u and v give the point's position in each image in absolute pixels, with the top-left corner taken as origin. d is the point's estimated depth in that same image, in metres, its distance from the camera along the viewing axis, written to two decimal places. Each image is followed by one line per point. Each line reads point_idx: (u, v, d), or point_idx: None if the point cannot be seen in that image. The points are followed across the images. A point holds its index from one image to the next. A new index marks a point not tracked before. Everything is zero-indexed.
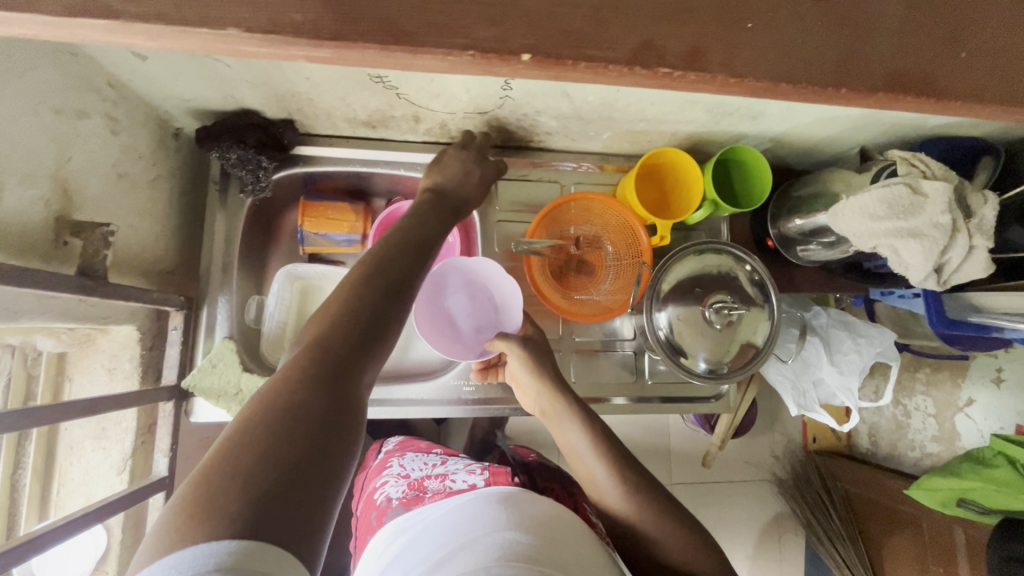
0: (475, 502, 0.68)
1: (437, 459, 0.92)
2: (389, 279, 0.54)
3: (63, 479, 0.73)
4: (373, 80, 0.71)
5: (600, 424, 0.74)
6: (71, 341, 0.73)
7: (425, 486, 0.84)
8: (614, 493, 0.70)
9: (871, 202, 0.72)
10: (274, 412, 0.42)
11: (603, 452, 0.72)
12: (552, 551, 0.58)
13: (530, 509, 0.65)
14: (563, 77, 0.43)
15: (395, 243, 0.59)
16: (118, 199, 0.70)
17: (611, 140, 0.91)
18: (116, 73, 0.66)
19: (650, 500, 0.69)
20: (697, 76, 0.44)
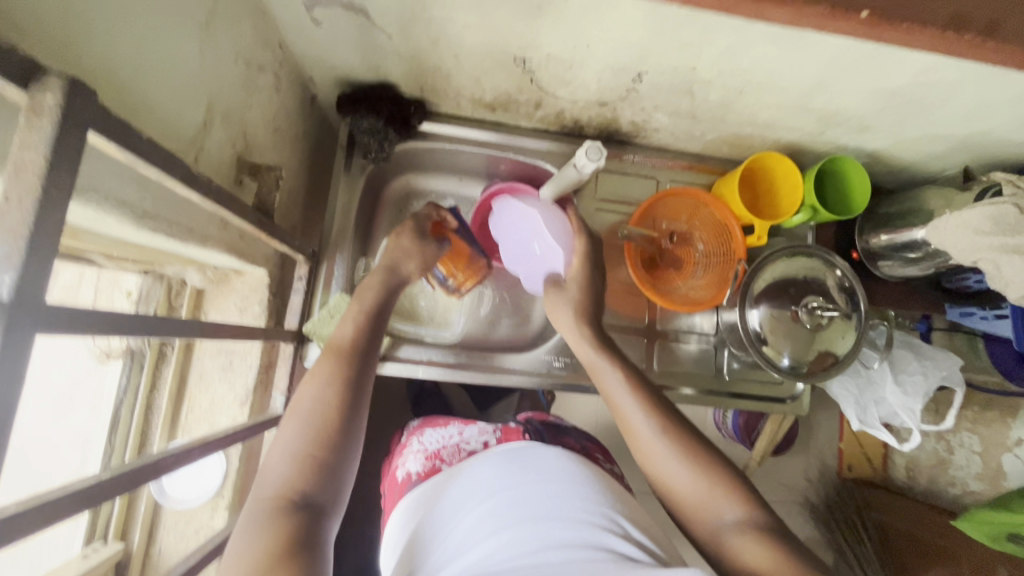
0: (500, 464, 0.76)
1: (454, 429, 0.93)
2: (342, 398, 0.61)
3: (192, 405, 0.78)
4: (516, 63, 0.76)
5: (637, 372, 0.74)
6: (213, 278, 0.78)
7: (441, 455, 0.86)
8: (648, 432, 0.66)
9: (978, 218, 0.76)
10: (262, 537, 0.47)
11: (640, 391, 0.70)
12: (546, 505, 0.66)
13: (554, 464, 0.74)
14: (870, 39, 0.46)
15: (336, 350, 0.67)
16: (272, 150, 0.76)
17: (712, 142, 0.95)
18: (288, 34, 0.73)
19: (687, 442, 0.65)
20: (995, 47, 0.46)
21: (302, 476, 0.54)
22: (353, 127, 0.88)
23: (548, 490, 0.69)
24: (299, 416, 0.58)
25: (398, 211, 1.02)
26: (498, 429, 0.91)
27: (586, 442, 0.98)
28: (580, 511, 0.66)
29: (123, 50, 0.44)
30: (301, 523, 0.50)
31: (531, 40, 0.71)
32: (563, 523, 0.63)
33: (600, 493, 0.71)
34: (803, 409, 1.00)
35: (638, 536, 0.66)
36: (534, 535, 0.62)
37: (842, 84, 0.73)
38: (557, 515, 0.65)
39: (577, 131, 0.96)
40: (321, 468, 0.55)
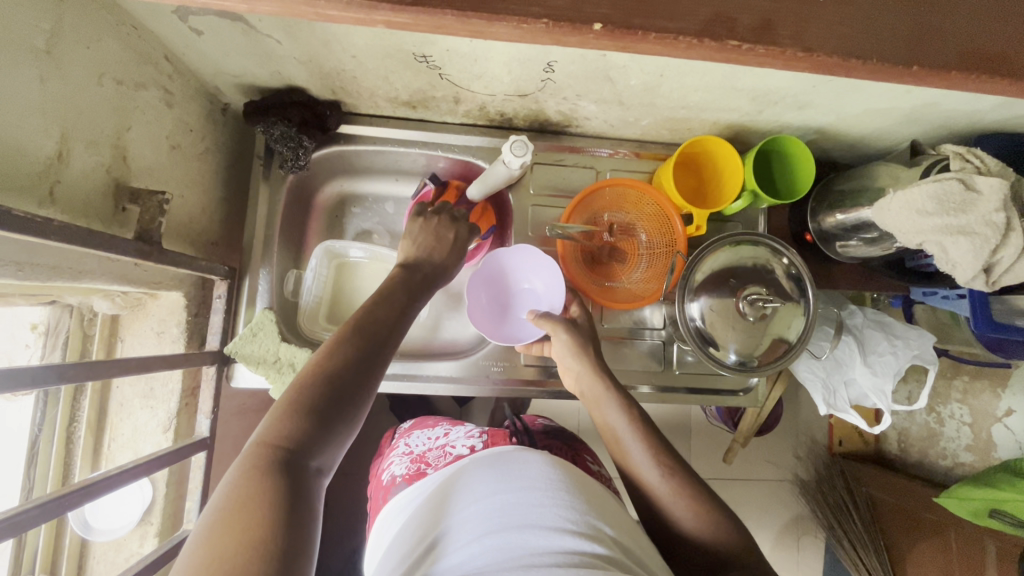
0: (486, 467, 0.71)
1: (441, 430, 0.92)
2: (356, 360, 0.58)
3: (114, 434, 0.77)
4: (417, 60, 0.71)
5: (640, 408, 0.74)
6: (124, 305, 0.76)
7: (426, 458, 0.85)
8: (651, 477, 0.68)
9: (920, 197, 0.70)
10: (252, 491, 0.45)
11: (644, 435, 0.71)
12: (530, 508, 0.62)
13: (541, 467, 0.69)
14: (633, 48, 0.45)
15: (366, 314, 0.64)
16: (169, 169, 0.73)
17: (650, 127, 0.90)
18: (173, 47, 0.69)
19: (688, 484, 0.67)
20: (767, 49, 0.46)
21: (307, 428, 0.51)
22: (266, 136, 0.84)
23: (532, 497, 0.63)
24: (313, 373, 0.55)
25: (334, 217, 0.99)
26: (484, 432, 0.88)
27: (575, 442, 0.96)
28: (565, 520, 0.61)
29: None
30: (298, 479, 0.48)
31: (424, 37, 0.66)
32: (547, 534, 0.58)
33: (579, 496, 0.66)
34: (759, 401, 0.97)
35: (615, 537, 0.62)
36: (521, 543, 0.57)
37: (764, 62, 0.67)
38: (542, 525, 0.60)
39: (507, 124, 0.92)
40: (327, 425, 0.53)
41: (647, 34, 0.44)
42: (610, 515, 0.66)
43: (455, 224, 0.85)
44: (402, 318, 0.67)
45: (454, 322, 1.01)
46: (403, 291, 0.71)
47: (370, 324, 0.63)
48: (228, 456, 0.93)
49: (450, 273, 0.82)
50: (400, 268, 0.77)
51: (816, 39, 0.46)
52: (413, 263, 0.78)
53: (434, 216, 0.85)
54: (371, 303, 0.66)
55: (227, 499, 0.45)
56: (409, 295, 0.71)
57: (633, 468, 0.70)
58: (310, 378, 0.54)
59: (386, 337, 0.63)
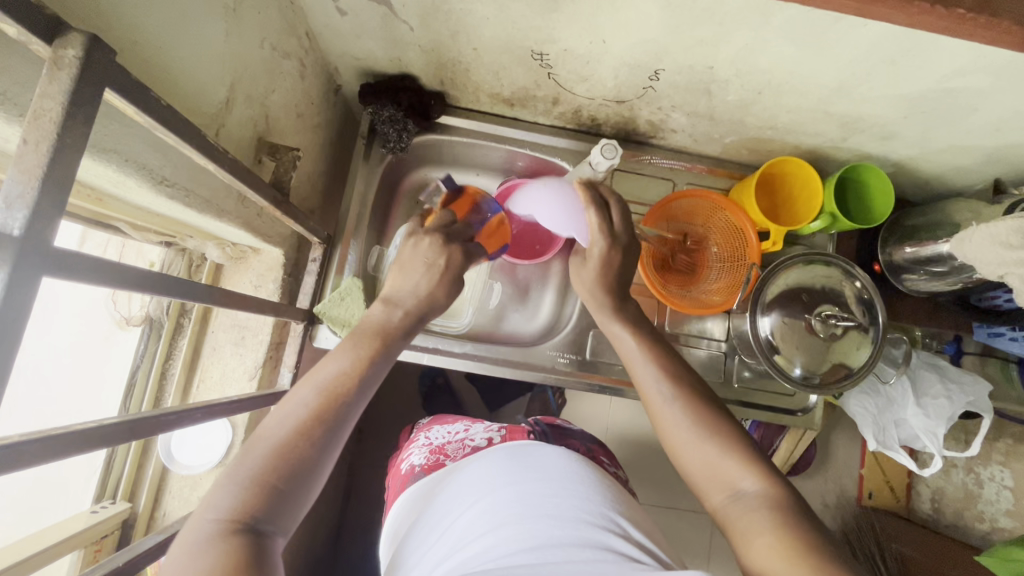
0: (502, 462, 0.72)
1: (461, 426, 0.91)
2: (314, 422, 0.54)
3: (203, 376, 0.80)
4: (533, 57, 0.77)
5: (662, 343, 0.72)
6: (231, 255, 0.80)
7: (445, 450, 0.84)
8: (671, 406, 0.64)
9: (1005, 231, 0.72)
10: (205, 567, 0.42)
11: (668, 370, 0.68)
12: (538, 504, 0.62)
13: (560, 463, 0.70)
14: (865, 10, 0.42)
15: (337, 377, 0.58)
16: (293, 134, 0.79)
17: (731, 146, 0.94)
18: (314, 25, 0.76)
19: (710, 416, 0.62)
20: (989, 21, 0.41)
21: (259, 499, 0.48)
22: (373, 117, 0.90)
23: (545, 491, 0.64)
24: (280, 433, 0.53)
25: (415, 202, 1.04)
26: (503, 428, 0.88)
27: (590, 443, 0.94)
28: (587, 513, 0.61)
29: (153, 27, 0.46)
30: (261, 549, 0.45)
31: (548, 34, 0.71)
32: (560, 527, 0.59)
33: (591, 488, 0.67)
34: (816, 423, 0.97)
35: (634, 537, 0.61)
36: (534, 536, 0.57)
37: (864, 88, 0.71)
38: (554, 517, 0.60)
39: (595, 130, 0.97)
40: (284, 496, 0.49)
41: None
42: (625, 510, 0.67)
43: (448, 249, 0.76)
44: (371, 375, 0.61)
45: (518, 316, 1.03)
46: (382, 351, 0.65)
47: (337, 383, 0.58)
48: None
49: (436, 311, 0.74)
50: (383, 312, 0.70)
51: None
52: (396, 297, 0.73)
53: (434, 233, 0.77)
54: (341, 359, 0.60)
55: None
56: (385, 356, 0.65)
57: (651, 403, 0.66)
58: (268, 456, 0.51)
59: (353, 394, 0.58)
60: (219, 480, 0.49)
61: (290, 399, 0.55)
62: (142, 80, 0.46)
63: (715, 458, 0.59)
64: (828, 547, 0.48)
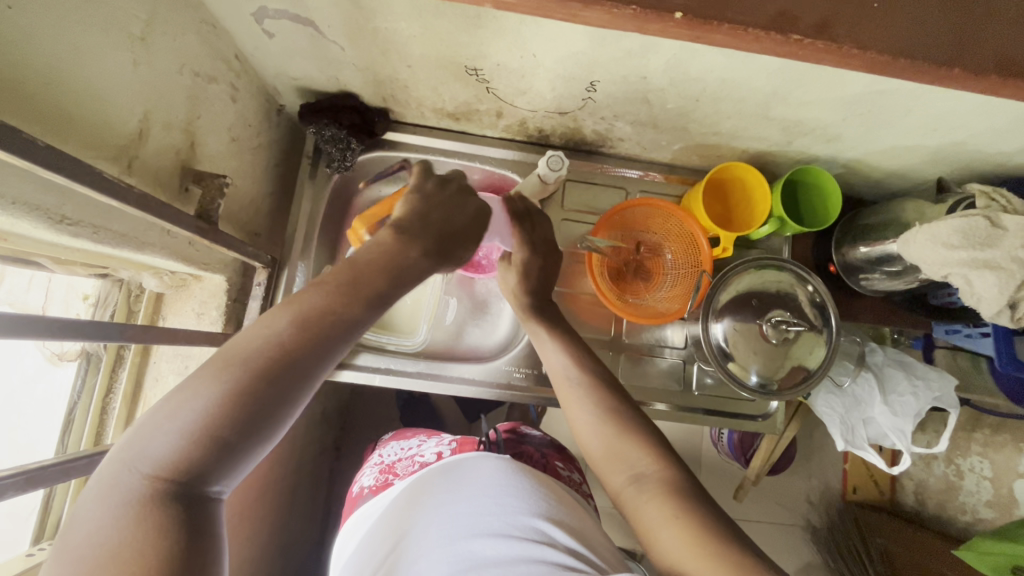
0: (435, 476, 0.71)
1: (415, 441, 0.91)
2: (271, 375, 0.48)
3: (146, 408, 0.78)
4: (468, 72, 0.76)
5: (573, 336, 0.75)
6: (171, 284, 0.79)
7: (394, 469, 0.84)
8: (581, 401, 0.67)
9: (947, 231, 0.72)
10: (135, 531, 0.42)
11: (582, 365, 0.71)
12: (471, 520, 0.61)
13: (497, 472, 0.69)
14: (705, 39, 0.46)
15: (311, 321, 0.51)
16: (228, 159, 0.77)
17: (681, 152, 0.94)
18: (243, 48, 0.75)
19: (615, 406, 0.65)
20: (826, 46, 0.46)
21: (203, 454, 0.46)
22: (317, 137, 0.89)
23: (481, 505, 0.63)
24: (225, 383, 0.47)
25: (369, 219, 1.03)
26: (453, 440, 0.87)
27: (545, 448, 0.93)
28: (518, 526, 0.61)
29: (39, 66, 0.45)
30: (188, 515, 0.44)
31: (478, 51, 0.71)
32: (491, 544, 0.58)
33: (529, 497, 0.66)
34: (778, 427, 0.97)
35: (573, 544, 0.61)
36: (463, 558, 0.57)
37: (798, 92, 0.71)
38: (486, 533, 0.60)
39: (545, 141, 0.96)
40: (230, 452, 0.47)
41: (720, 25, 0.45)
42: (568, 519, 0.66)
43: (446, 186, 0.66)
44: (352, 324, 0.54)
45: (476, 330, 1.01)
46: (375, 293, 0.55)
47: (308, 330, 0.51)
48: None
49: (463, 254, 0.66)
50: (391, 238, 0.59)
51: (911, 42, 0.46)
52: (406, 225, 0.60)
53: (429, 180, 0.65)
54: (315, 296, 0.52)
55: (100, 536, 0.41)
56: (377, 300, 0.56)
57: (563, 393, 0.70)
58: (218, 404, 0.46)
59: (326, 345, 0.52)
60: (156, 421, 0.46)
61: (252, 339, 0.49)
62: (29, 129, 0.46)
63: (616, 438, 0.63)
64: (718, 535, 0.52)
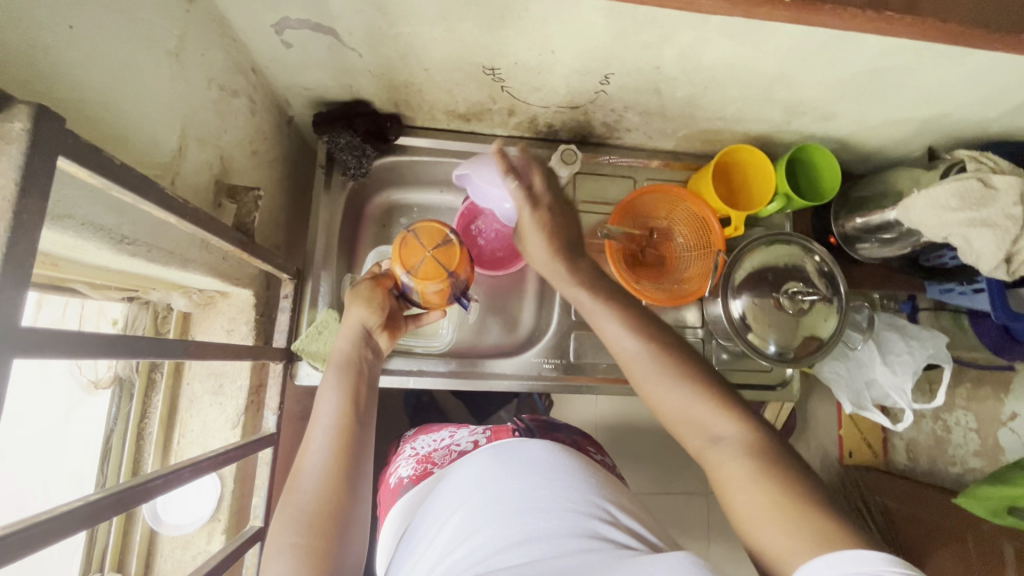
0: (486, 458, 0.70)
1: (446, 431, 0.92)
2: (337, 474, 0.61)
3: (183, 430, 0.77)
4: (485, 72, 0.78)
5: (638, 312, 0.69)
6: (199, 302, 0.78)
7: (433, 458, 0.85)
8: (661, 384, 0.63)
9: (943, 195, 0.78)
10: None
11: (645, 335, 0.66)
12: (523, 500, 0.61)
13: (542, 452, 0.68)
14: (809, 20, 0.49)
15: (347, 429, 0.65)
16: (250, 172, 0.77)
17: (684, 138, 0.98)
18: (260, 59, 0.74)
19: (681, 364, 0.64)
20: (913, 19, 0.49)
21: (317, 558, 0.56)
22: (330, 145, 0.89)
23: (532, 482, 0.63)
24: (308, 494, 0.60)
25: (382, 226, 1.03)
26: (488, 429, 0.90)
27: (575, 435, 0.95)
28: (571, 500, 0.61)
29: (94, 85, 0.45)
30: None
31: (498, 50, 0.72)
32: (554, 521, 0.58)
33: (583, 477, 0.66)
34: (796, 395, 1.01)
35: (630, 526, 0.62)
36: (519, 533, 0.57)
37: (802, 74, 0.75)
38: (541, 508, 0.60)
39: (552, 136, 0.98)
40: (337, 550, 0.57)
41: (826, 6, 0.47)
42: (619, 498, 0.67)
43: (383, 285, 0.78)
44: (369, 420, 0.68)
45: (498, 326, 1.02)
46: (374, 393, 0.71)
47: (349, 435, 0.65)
48: (284, 462, 0.94)
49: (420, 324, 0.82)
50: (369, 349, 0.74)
51: (940, 11, 0.50)
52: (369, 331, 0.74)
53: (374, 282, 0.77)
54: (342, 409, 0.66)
55: None
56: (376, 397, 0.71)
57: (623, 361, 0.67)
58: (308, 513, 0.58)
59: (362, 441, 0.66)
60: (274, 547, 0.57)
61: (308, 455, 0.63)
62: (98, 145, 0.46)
63: (689, 405, 0.62)
64: (800, 489, 0.54)
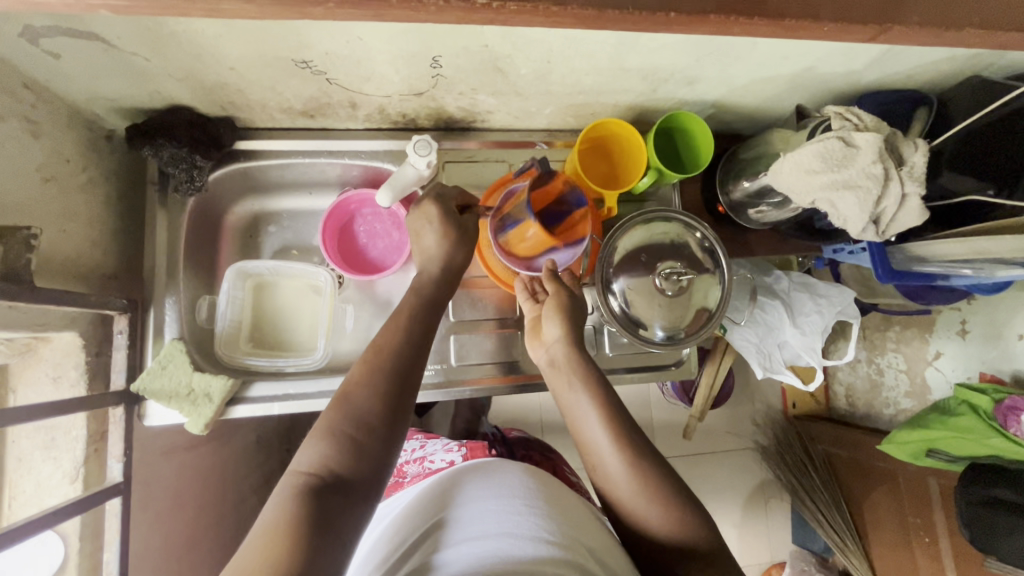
0: (466, 479, 0.71)
1: (419, 446, 0.99)
2: (378, 404, 0.59)
3: (14, 492, 0.71)
4: (299, 66, 0.70)
5: (607, 389, 0.70)
6: (11, 352, 0.70)
7: (405, 471, 0.92)
8: (624, 477, 0.65)
9: (807, 157, 0.73)
10: (285, 517, 0.49)
11: (609, 416, 0.68)
12: (494, 519, 0.61)
13: (518, 481, 0.69)
14: (386, 16, 0.44)
15: (391, 363, 0.63)
16: (45, 203, 0.69)
17: (555, 115, 0.91)
18: (31, 74, 0.65)
19: (641, 455, 0.66)
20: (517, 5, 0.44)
21: (346, 459, 0.55)
22: (157, 160, 0.81)
23: (510, 504, 0.64)
24: (344, 410, 0.58)
25: (247, 237, 0.97)
26: (461, 447, 0.94)
27: (551, 452, 1.06)
28: (538, 524, 0.61)
29: None
30: (334, 502, 0.52)
31: (299, 41, 0.64)
32: (523, 541, 0.58)
33: (552, 505, 0.67)
34: (692, 371, 0.99)
35: (589, 545, 0.62)
36: (489, 550, 0.56)
37: (643, 40, 0.69)
38: (516, 530, 0.60)
39: (414, 124, 0.91)
40: (361, 457, 0.56)
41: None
42: (582, 520, 0.67)
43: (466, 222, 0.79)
44: (414, 365, 0.65)
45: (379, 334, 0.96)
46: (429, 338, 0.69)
47: (389, 373, 0.62)
48: (164, 499, 0.89)
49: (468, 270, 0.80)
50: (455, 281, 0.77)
51: None
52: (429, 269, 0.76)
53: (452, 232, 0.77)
54: (383, 351, 0.64)
55: (247, 554, 0.47)
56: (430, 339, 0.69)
57: (585, 429, 0.69)
58: (340, 417, 0.57)
59: (407, 376, 0.63)
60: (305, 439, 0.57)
61: (353, 378, 0.61)
62: None
63: (644, 495, 0.64)
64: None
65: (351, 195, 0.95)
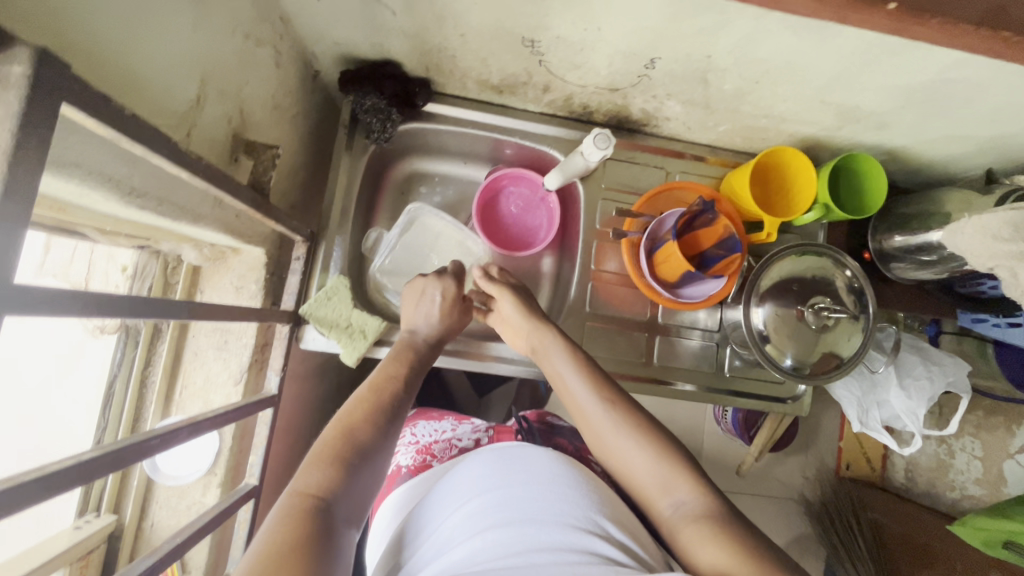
0: (490, 462, 0.68)
1: (448, 423, 0.93)
2: (366, 419, 0.63)
3: (186, 381, 0.78)
4: (524, 44, 0.73)
5: (583, 354, 0.74)
6: (209, 256, 0.77)
7: (432, 450, 0.86)
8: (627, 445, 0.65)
9: (997, 223, 0.72)
10: (282, 535, 0.49)
11: (593, 383, 0.70)
12: (522, 506, 0.59)
13: (547, 465, 0.65)
14: None
15: (387, 385, 0.69)
16: (270, 126, 0.74)
17: (726, 133, 0.92)
18: (288, 9, 0.70)
19: (632, 417, 0.66)
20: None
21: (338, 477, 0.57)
22: (355, 105, 0.86)
23: (533, 492, 0.61)
24: (332, 430, 0.62)
25: (401, 193, 1.01)
26: (491, 428, 0.92)
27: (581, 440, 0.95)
28: (571, 515, 0.57)
29: (118, 42, 0.43)
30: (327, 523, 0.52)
31: (540, 21, 0.68)
32: (553, 533, 0.55)
33: (584, 489, 0.62)
34: (804, 410, 0.98)
35: (623, 539, 0.57)
36: (518, 540, 0.55)
37: (864, 77, 0.69)
38: (544, 522, 0.57)
39: (586, 116, 0.94)
40: (353, 475, 0.58)
41: None
42: (614, 509, 0.63)
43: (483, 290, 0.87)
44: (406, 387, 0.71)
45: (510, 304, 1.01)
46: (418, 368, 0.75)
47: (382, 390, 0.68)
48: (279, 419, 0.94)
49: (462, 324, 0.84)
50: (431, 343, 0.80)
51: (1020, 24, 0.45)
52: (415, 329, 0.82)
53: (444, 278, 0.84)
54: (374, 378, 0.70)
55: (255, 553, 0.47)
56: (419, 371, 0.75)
57: (575, 407, 0.71)
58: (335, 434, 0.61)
59: (397, 397, 0.68)
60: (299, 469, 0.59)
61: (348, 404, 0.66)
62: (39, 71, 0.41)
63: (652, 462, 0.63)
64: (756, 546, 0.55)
65: (504, 171, 0.98)
